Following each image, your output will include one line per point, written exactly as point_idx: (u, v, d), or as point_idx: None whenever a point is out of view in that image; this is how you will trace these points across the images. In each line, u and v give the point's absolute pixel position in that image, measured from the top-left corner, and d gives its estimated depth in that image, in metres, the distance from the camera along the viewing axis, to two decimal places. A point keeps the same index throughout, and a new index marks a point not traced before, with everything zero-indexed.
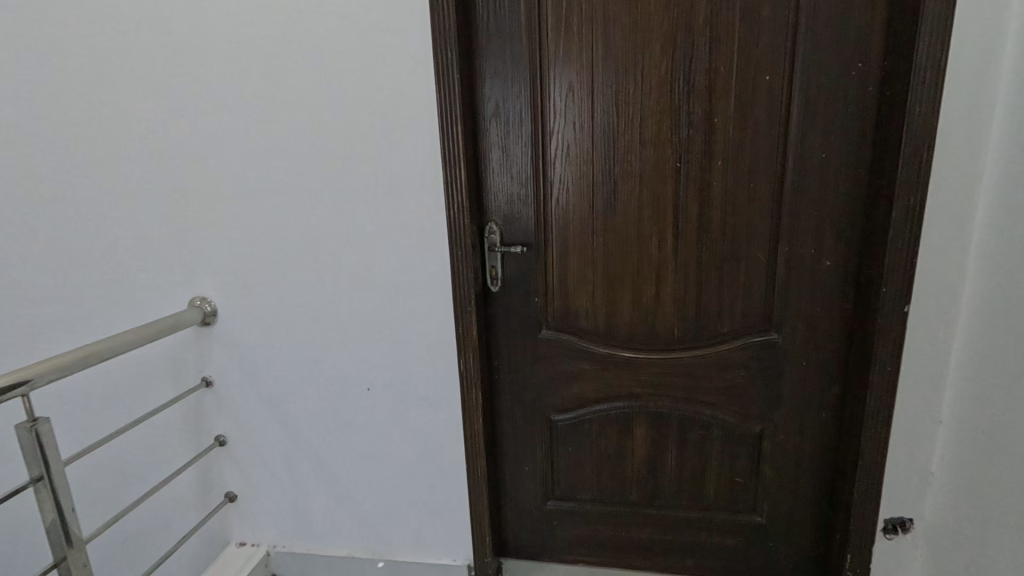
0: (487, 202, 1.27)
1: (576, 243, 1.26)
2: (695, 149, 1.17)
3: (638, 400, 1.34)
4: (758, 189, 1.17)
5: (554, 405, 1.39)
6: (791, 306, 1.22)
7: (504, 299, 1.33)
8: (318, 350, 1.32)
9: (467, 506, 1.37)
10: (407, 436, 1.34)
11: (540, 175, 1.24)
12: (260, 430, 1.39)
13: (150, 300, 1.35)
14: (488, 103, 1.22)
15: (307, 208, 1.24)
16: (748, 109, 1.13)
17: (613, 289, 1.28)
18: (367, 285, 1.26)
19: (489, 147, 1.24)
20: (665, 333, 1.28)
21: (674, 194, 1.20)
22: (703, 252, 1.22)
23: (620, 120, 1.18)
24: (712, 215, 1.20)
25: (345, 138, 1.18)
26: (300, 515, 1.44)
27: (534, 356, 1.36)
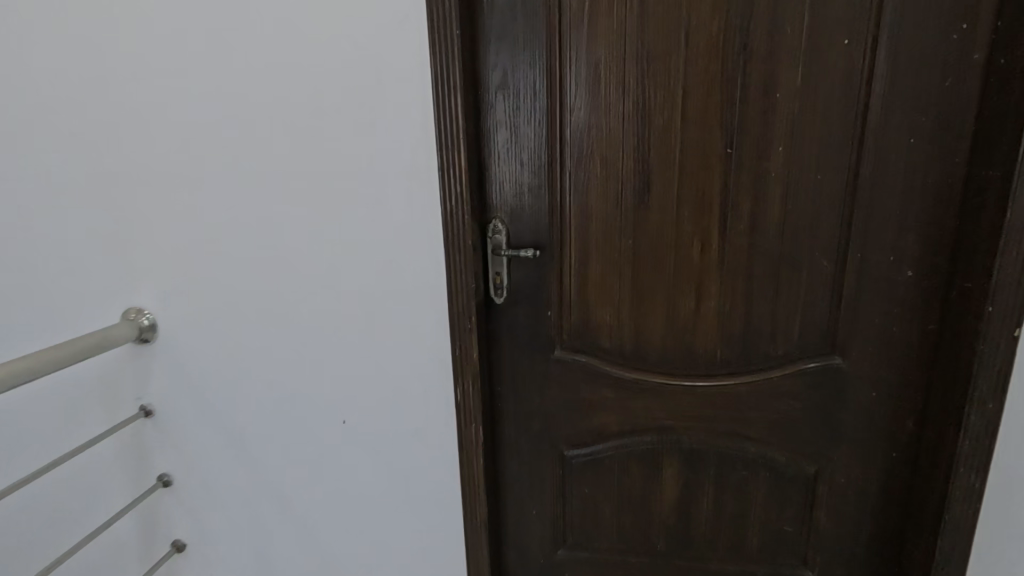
0: (490, 195, 1.04)
1: (599, 246, 1.03)
2: (750, 131, 0.94)
3: (669, 433, 1.12)
4: (827, 181, 0.95)
5: (568, 439, 1.16)
6: (862, 325, 1.00)
7: (510, 313, 1.09)
8: (283, 373, 1.08)
9: (463, 560, 1.14)
10: (391, 478, 1.11)
11: (556, 162, 1.01)
12: (213, 469, 1.15)
13: (77, 311, 1.10)
14: (493, 72, 0.98)
15: (269, 199, 1.00)
16: (817, 81, 0.90)
17: (643, 301, 1.05)
18: (342, 297, 1.02)
19: (494, 127, 1.01)
20: (704, 356, 1.06)
21: (722, 187, 0.97)
22: (755, 258, 1.00)
23: (656, 94, 0.95)
24: (768, 214, 0.97)
25: (315, 113, 0.95)
26: (263, 568, 1.21)
27: (545, 381, 1.13)
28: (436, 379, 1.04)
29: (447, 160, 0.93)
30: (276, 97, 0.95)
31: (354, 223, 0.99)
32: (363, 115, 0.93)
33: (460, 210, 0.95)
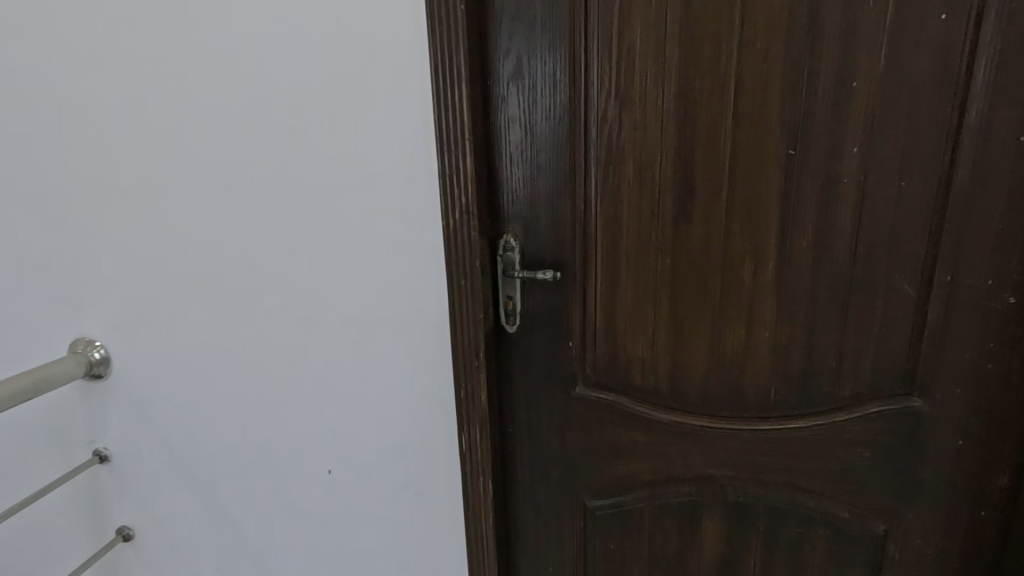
0: (502, 205, 0.88)
1: (631, 266, 0.87)
2: (818, 131, 0.77)
3: (711, 483, 0.95)
4: (912, 188, 0.77)
5: (591, 489, 0.99)
6: (950, 360, 0.83)
7: (525, 344, 0.93)
8: (257, 415, 0.92)
9: None
10: (383, 537, 0.94)
11: (581, 167, 0.85)
12: (179, 522, 0.99)
13: (29, 340, 0.96)
14: (505, 60, 0.82)
15: (240, 212, 0.85)
16: (904, 66, 0.73)
17: (683, 331, 0.88)
18: (325, 328, 0.87)
19: (506, 126, 0.85)
20: (755, 396, 0.90)
21: (781, 198, 0.80)
22: (820, 279, 0.83)
23: (702, 85, 0.78)
24: (838, 230, 0.81)
25: (291, 112, 0.79)
26: None
27: (565, 423, 0.96)
28: (436, 423, 0.87)
29: (451, 167, 0.77)
30: (243, 92, 0.79)
31: (339, 242, 0.83)
32: (348, 113, 0.78)
33: (468, 227, 0.78)
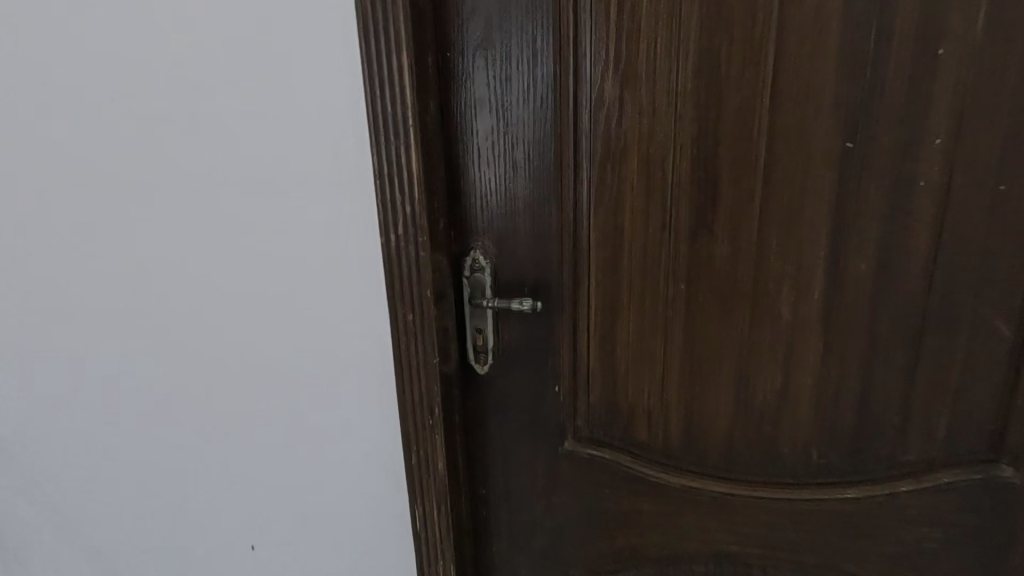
0: (470, 214, 0.68)
1: (633, 292, 0.67)
2: (884, 115, 0.57)
3: (734, 564, 0.75)
4: (1010, 192, 0.58)
5: (583, 567, 0.80)
6: None
7: (499, 387, 0.74)
8: (169, 470, 0.75)
9: None
10: None
11: (569, 164, 0.65)
12: None
13: None
14: (471, 24, 0.63)
15: (130, 225, 0.67)
16: (1005, 26, 0.54)
17: (700, 376, 0.69)
18: (247, 367, 0.69)
19: (472, 111, 0.65)
20: (792, 458, 0.70)
21: (833, 204, 0.61)
22: (882, 313, 0.63)
23: (728, 54, 0.58)
24: (908, 247, 0.61)
25: (190, 93, 0.61)
26: None
27: (550, 486, 0.77)
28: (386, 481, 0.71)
29: (393, 166, 0.59)
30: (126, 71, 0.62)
31: (259, 261, 0.65)
32: (263, 96, 0.60)
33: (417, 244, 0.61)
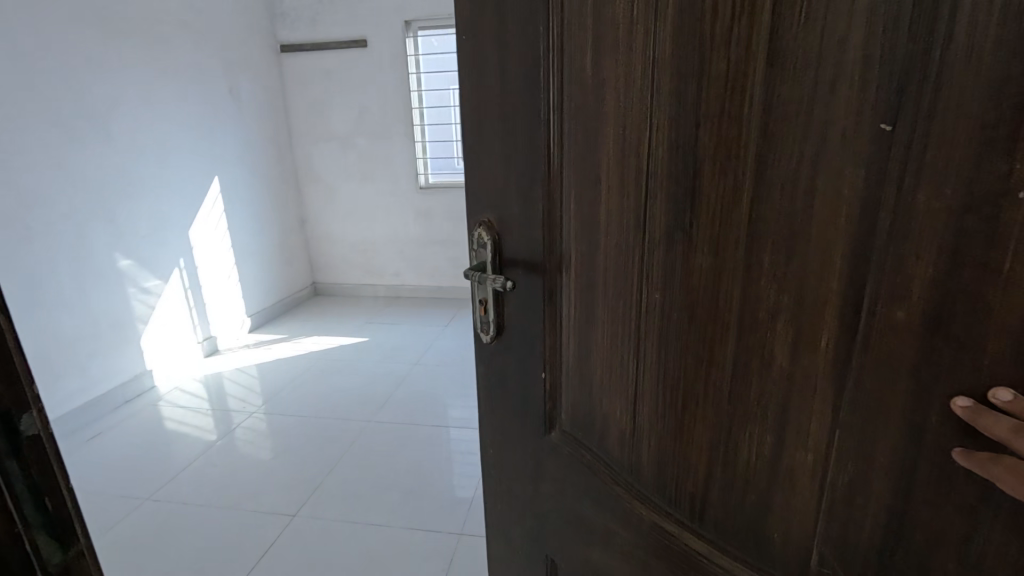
0: (476, 201, 0.84)
1: (581, 288, 0.75)
2: (963, 84, 0.40)
3: (625, 518, 0.77)
4: (813, 235, 0.51)
5: (537, 496, 0.91)
6: (877, 478, 0.52)
7: (495, 360, 0.90)
8: None
9: (427, 510, 2.43)
10: (421, 506, 2.46)
11: (535, 175, 0.74)
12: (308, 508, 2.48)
13: None
14: (476, 57, 0.76)
15: None
16: (815, 74, 0.48)
17: (614, 357, 0.73)
18: None
19: (474, 120, 0.80)
20: (786, 552, 0.62)
21: (858, 228, 0.48)
22: (734, 329, 0.60)
23: (644, 76, 0.60)
24: (988, 323, 0.42)
25: None
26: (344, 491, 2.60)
27: (543, 465, 0.88)
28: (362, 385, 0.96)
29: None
30: None
31: None
32: None
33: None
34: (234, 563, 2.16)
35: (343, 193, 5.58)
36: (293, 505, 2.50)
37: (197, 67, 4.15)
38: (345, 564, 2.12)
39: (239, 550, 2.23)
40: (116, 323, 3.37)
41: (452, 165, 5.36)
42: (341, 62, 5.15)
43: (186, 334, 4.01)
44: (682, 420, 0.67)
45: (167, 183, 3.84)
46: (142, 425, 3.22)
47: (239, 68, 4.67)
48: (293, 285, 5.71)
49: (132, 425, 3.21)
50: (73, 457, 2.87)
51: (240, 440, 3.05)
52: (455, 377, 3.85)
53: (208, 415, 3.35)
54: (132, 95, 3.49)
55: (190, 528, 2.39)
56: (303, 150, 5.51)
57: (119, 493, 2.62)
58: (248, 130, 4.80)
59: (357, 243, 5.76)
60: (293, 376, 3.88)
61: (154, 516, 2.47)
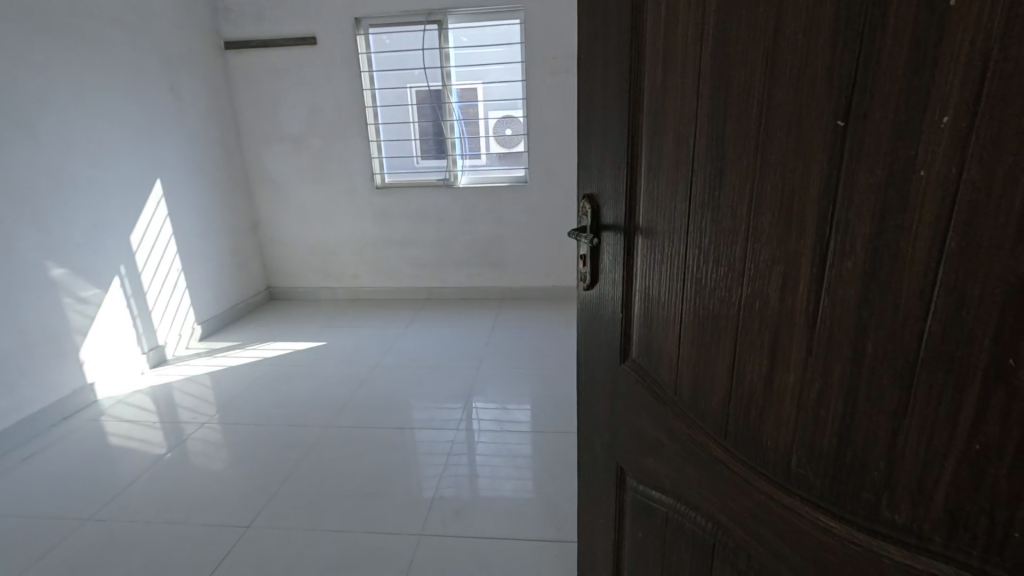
0: (588, 185, 1.22)
1: (645, 247, 1.04)
2: (885, 90, 0.55)
3: (673, 425, 1.02)
4: (794, 200, 0.69)
5: (616, 409, 1.23)
6: (832, 388, 0.68)
7: (592, 299, 1.27)
8: None
9: (392, 512, 2.55)
10: (388, 511, 2.57)
11: (621, 165, 1.07)
12: (268, 517, 2.55)
13: None
14: (593, 84, 1.13)
15: None
16: (794, 78, 0.66)
17: (667, 298, 0.99)
18: None
19: (590, 128, 1.17)
20: (773, 458, 0.79)
21: (818, 190, 0.65)
22: (742, 276, 0.80)
23: (696, 90, 0.84)
24: (900, 263, 0.57)
25: None
26: (304, 494, 2.71)
27: (618, 388, 1.21)
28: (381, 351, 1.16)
29: None
30: None
31: None
32: None
33: None
34: (196, 565, 2.27)
35: (295, 194, 5.61)
36: (247, 517, 2.55)
37: (132, 67, 4.07)
38: (308, 565, 2.26)
39: (196, 558, 2.31)
40: (51, 335, 3.32)
41: (411, 164, 5.39)
42: (290, 59, 5.15)
43: (128, 344, 4.00)
44: (710, 346, 0.89)
45: (106, 190, 3.77)
46: (82, 441, 3.21)
47: (178, 66, 4.62)
48: (247, 287, 5.72)
49: (72, 441, 3.20)
50: (15, 474, 2.87)
51: (191, 452, 3.10)
52: (415, 376, 4.01)
53: (158, 428, 3.36)
54: (65, 109, 3.39)
55: (146, 536, 2.45)
56: (252, 152, 5.51)
57: (68, 505, 2.66)
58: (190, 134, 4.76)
59: (312, 245, 5.80)
60: (245, 386, 3.93)
61: (104, 533, 2.47)
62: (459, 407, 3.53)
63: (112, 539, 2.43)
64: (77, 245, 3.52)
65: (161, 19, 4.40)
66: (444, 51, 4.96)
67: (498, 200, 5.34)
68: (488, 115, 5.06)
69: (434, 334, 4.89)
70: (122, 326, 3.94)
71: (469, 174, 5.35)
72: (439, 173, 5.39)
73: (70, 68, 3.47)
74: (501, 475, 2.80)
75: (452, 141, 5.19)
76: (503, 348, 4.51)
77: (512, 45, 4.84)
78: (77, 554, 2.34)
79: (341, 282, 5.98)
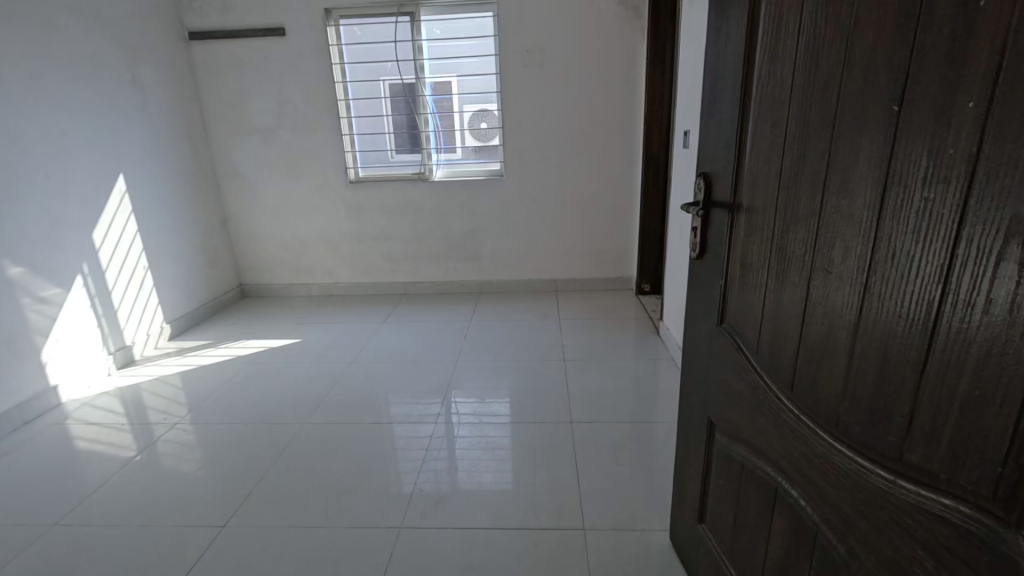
0: (705, 164, 1.34)
1: (744, 222, 1.16)
2: (927, 82, 0.65)
3: (753, 378, 1.15)
4: (857, 177, 0.79)
5: (712, 367, 1.38)
6: (875, 339, 0.78)
7: (701, 267, 1.41)
8: None
9: (371, 505, 2.60)
10: (367, 505, 2.59)
11: (732, 147, 1.19)
12: (244, 514, 2.56)
13: None
14: (717, 69, 1.24)
15: None
16: (865, 69, 0.76)
17: (757, 266, 1.11)
18: None
19: (713, 111, 1.29)
20: (826, 405, 0.91)
21: (874, 168, 0.75)
22: (815, 243, 0.91)
23: (790, 78, 0.95)
24: (927, 231, 0.67)
25: None
26: (283, 491, 2.73)
27: (714, 348, 1.35)
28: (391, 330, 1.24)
29: None
30: None
31: None
32: None
33: None
34: (171, 566, 2.25)
35: (266, 190, 5.55)
36: (221, 517, 2.54)
37: (96, 59, 3.94)
38: (284, 565, 2.25)
39: (171, 556, 2.31)
40: (11, 337, 3.22)
41: (384, 157, 5.41)
42: (257, 51, 5.07)
43: (93, 346, 3.91)
44: (785, 306, 1.01)
45: (71, 187, 3.65)
46: (45, 447, 3.12)
47: (140, 57, 4.49)
48: (216, 286, 5.63)
49: (31, 447, 3.11)
50: None
51: (162, 452, 3.08)
52: (391, 370, 4.08)
53: (127, 430, 3.32)
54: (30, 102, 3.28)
55: (117, 537, 2.43)
56: (221, 147, 5.43)
57: (32, 510, 2.62)
58: (155, 129, 4.65)
59: (285, 241, 5.76)
60: (219, 386, 3.91)
61: (73, 538, 2.43)
62: (437, 400, 3.61)
63: (80, 543, 2.40)
64: (35, 243, 3.38)
65: (121, 8, 4.25)
66: (416, 44, 4.96)
67: (474, 194, 5.38)
68: (464, 109, 5.10)
69: (408, 330, 4.92)
70: (86, 327, 3.85)
71: (444, 168, 5.41)
72: (413, 168, 5.41)
73: (30, 59, 3.33)
74: (480, 467, 2.85)
75: (426, 134, 5.22)
76: (480, 343, 4.57)
77: (483, 39, 4.89)
78: (45, 562, 2.29)
79: (315, 279, 5.96)
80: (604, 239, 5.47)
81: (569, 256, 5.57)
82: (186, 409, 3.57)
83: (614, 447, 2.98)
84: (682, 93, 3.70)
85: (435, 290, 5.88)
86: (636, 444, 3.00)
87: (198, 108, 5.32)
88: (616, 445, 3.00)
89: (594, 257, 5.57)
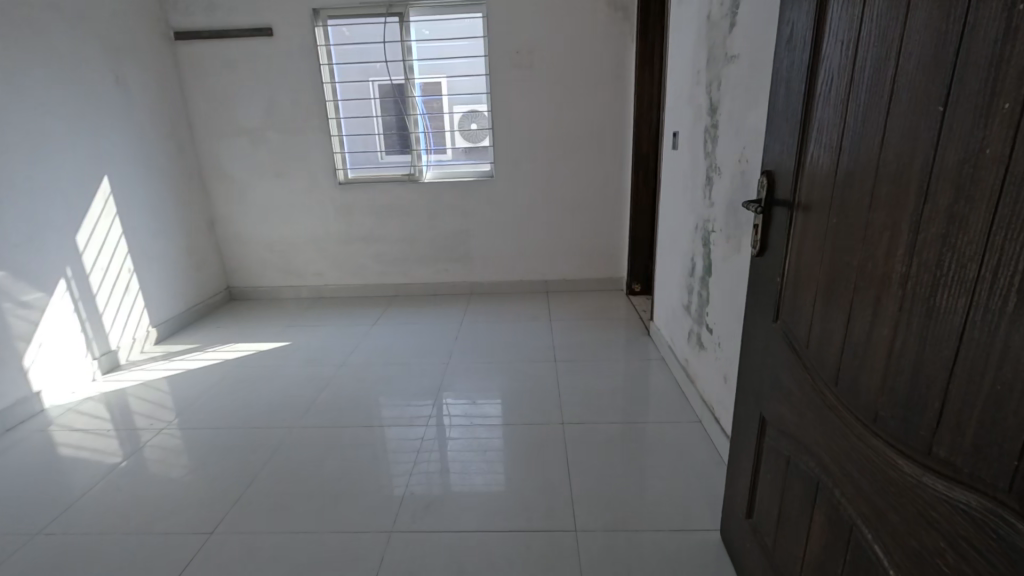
0: (770, 162, 1.34)
1: (803, 219, 1.16)
2: (970, 83, 0.67)
3: (804, 375, 1.16)
4: (904, 175, 0.80)
5: (768, 364, 1.38)
6: (913, 334, 0.80)
7: (762, 265, 1.41)
8: None
9: (363, 509, 2.57)
10: (359, 509, 2.57)
11: (796, 146, 1.19)
12: (232, 520, 2.52)
13: None
14: (787, 66, 1.24)
15: None
16: (919, 68, 0.77)
17: (813, 264, 1.12)
18: None
19: (780, 109, 1.28)
20: (866, 400, 0.92)
21: (919, 166, 0.77)
22: (865, 240, 0.92)
23: (853, 76, 0.95)
24: (962, 229, 0.69)
25: None
26: (274, 496, 2.69)
27: (770, 345, 1.35)
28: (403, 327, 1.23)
29: None
30: None
31: None
32: None
33: None
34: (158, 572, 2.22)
35: (254, 191, 5.50)
36: (211, 522, 2.51)
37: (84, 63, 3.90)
38: (277, 568, 2.24)
39: (157, 564, 2.27)
40: None
41: (374, 158, 5.38)
42: (245, 51, 5.02)
43: (78, 351, 3.82)
44: (834, 302, 1.02)
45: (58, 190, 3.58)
46: (25, 456, 3.03)
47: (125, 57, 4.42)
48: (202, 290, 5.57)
49: (14, 456, 3.03)
50: None
51: (148, 458, 3.03)
52: (382, 372, 4.06)
53: (111, 437, 3.25)
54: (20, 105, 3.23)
55: (101, 546, 2.38)
56: (208, 148, 5.37)
57: (11, 519, 2.55)
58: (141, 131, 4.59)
59: (273, 243, 5.71)
60: (207, 390, 3.85)
61: (56, 548, 2.37)
62: (430, 402, 3.61)
63: (62, 555, 2.33)
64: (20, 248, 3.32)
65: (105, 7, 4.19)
66: (405, 44, 4.94)
67: (465, 195, 5.37)
68: (453, 109, 5.09)
69: (398, 332, 4.90)
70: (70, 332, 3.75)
71: (434, 169, 5.38)
72: (403, 168, 5.39)
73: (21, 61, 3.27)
74: (473, 468, 2.85)
75: (416, 135, 5.19)
76: (470, 344, 4.57)
77: (474, 40, 4.88)
78: (28, 571, 2.25)
79: (305, 281, 5.91)
80: (596, 239, 5.48)
81: (560, 257, 5.58)
82: (173, 414, 3.52)
83: (607, 447, 2.98)
84: (671, 94, 3.73)
85: (426, 291, 5.86)
86: (628, 444, 3.01)
87: (184, 107, 5.25)
88: (608, 445, 3.01)
89: (586, 258, 5.57)
